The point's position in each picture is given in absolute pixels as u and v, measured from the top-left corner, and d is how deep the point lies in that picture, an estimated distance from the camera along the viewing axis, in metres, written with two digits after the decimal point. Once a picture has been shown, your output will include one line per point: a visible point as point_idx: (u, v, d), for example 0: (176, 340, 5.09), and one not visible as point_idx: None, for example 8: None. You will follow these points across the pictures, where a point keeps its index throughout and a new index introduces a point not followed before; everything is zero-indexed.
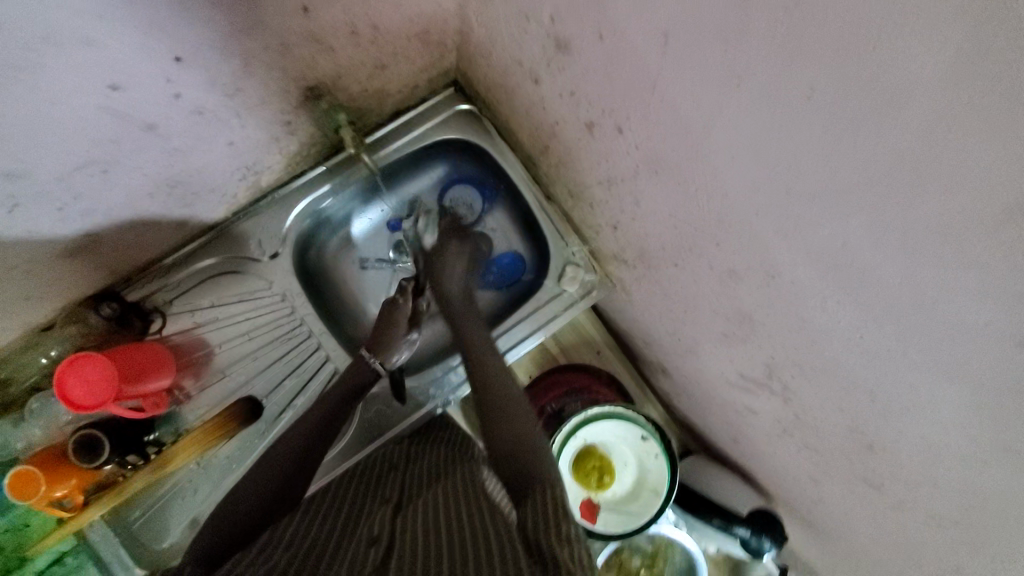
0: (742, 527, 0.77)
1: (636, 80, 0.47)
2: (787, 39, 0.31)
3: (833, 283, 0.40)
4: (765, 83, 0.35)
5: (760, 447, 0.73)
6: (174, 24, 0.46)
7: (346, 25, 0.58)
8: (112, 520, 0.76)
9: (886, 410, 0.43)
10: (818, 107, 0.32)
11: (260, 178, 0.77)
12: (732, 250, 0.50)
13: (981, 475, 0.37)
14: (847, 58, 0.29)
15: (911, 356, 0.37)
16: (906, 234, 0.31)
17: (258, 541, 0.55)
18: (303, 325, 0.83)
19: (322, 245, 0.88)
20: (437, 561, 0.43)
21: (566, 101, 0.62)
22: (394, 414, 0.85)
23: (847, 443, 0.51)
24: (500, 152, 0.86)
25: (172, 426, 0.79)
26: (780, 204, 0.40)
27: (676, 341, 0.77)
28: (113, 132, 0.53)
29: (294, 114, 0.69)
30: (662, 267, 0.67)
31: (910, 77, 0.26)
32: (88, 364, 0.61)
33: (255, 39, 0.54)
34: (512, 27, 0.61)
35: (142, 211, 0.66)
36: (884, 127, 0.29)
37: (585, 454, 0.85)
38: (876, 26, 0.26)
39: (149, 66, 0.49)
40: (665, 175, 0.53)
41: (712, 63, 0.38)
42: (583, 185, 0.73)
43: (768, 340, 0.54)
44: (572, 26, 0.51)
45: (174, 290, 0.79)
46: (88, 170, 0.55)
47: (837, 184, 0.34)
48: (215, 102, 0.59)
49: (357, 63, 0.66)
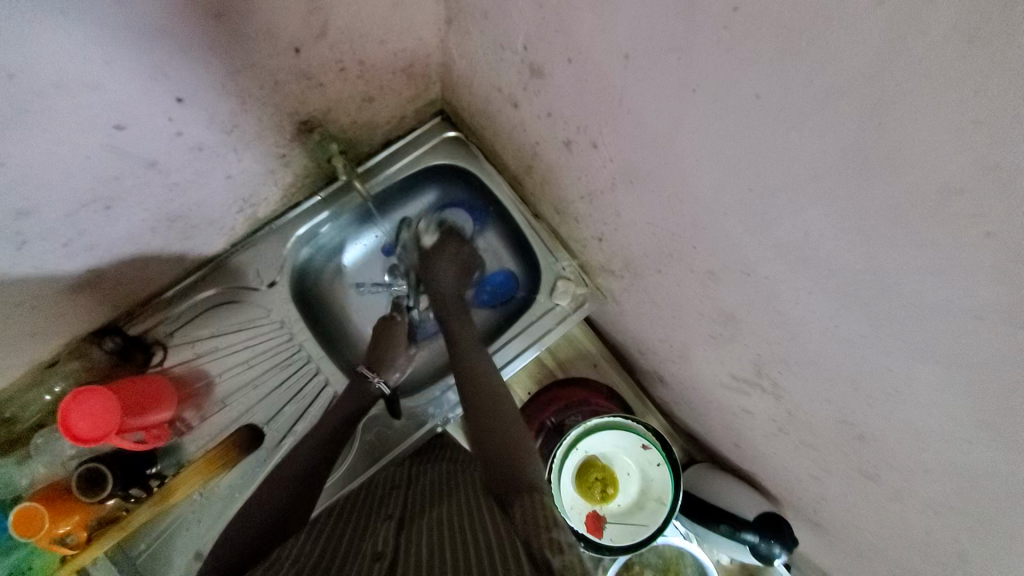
0: (750, 534, 0.76)
1: (605, 97, 0.51)
2: (732, 50, 0.34)
3: (804, 275, 0.42)
4: (718, 92, 0.38)
5: (760, 449, 0.73)
6: (174, 66, 0.50)
7: (334, 62, 0.62)
8: (117, 556, 0.75)
9: (871, 397, 0.44)
10: (767, 108, 0.35)
11: (257, 210, 0.80)
12: (709, 252, 0.52)
13: (966, 453, 0.38)
14: (785, 63, 0.32)
15: (882, 339, 0.38)
16: (861, 218, 0.33)
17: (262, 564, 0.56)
18: (302, 350, 0.84)
19: (319, 273, 0.90)
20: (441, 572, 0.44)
21: (545, 121, 0.65)
22: (395, 436, 0.85)
23: (839, 435, 0.52)
24: (487, 174, 0.89)
25: (174, 458, 0.79)
26: (745, 203, 0.43)
27: (668, 347, 0.78)
28: (116, 170, 0.56)
29: (288, 147, 0.72)
30: (648, 274, 0.69)
31: (843, 72, 0.29)
32: (92, 398, 0.63)
33: (250, 78, 0.58)
34: (490, 57, 0.65)
35: (144, 245, 0.69)
36: (825, 122, 0.32)
37: (588, 466, 0.85)
38: (804, 33, 0.30)
39: (151, 107, 0.52)
40: (641, 184, 0.56)
41: (670, 76, 0.41)
42: (567, 200, 0.76)
43: (753, 338, 0.56)
44: (543, 52, 0.55)
45: (175, 323, 0.81)
46: (92, 207, 0.57)
47: (790, 177, 0.37)
48: (213, 138, 0.62)
49: (347, 97, 0.70)
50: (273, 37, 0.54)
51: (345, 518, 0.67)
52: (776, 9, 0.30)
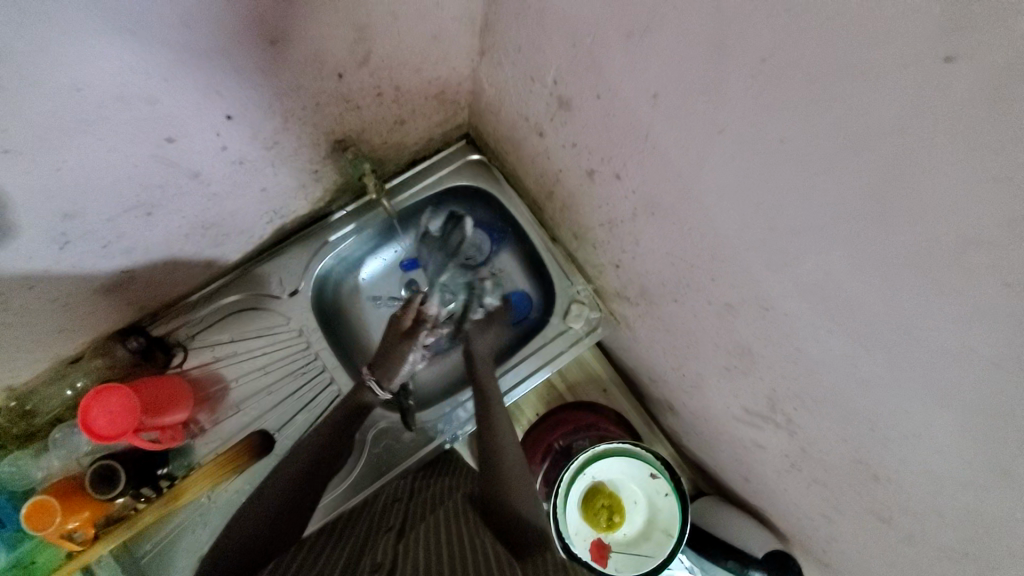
0: (757, 571, 0.75)
1: (632, 132, 0.53)
2: (761, 97, 0.36)
3: (823, 313, 0.43)
4: (745, 135, 0.39)
5: (771, 485, 0.72)
6: (226, 86, 0.53)
7: (372, 87, 0.66)
8: (122, 555, 0.75)
9: (887, 438, 0.44)
10: (792, 152, 0.36)
11: (286, 221, 0.83)
12: (726, 285, 0.53)
13: (982, 500, 0.38)
14: (811, 114, 0.33)
15: (900, 381, 0.39)
16: (881, 263, 0.34)
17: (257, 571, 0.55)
18: (317, 359, 0.86)
19: (338, 285, 0.92)
20: None
21: (570, 151, 0.67)
22: (404, 449, 0.85)
23: (854, 476, 0.52)
24: (507, 196, 0.92)
25: (187, 459, 0.81)
26: (766, 240, 0.44)
27: (681, 377, 0.78)
28: (161, 179, 0.58)
29: (320, 164, 0.75)
30: (663, 303, 0.70)
31: (867, 126, 0.30)
32: (114, 396, 0.64)
33: (294, 99, 0.61)
34: (520, 88, 0.68)
35: (177, 250, 0.71)
36: (849, 170, 0.33)
37: (595, 492, 0.84)
38: (831, 87, 0.31)
39: (201, 122, 0.55)
40: (662, 217, 0.57)
41: (699, 117, 0.43)
42: (586, 227, 0.77)
43: (768, 372, 0.56)
44: (573, 87, 0.58)
45: (197, 326, 0.83)
46: (135, 212, 0.60)
47: (814, 219, 0.38)
48: (253, 152, 0.65)
49: (380, 119, 0.73)
50: (320, 63, 0.57)
51: (343, 533, 0.66)
52: (804, 63, 0.32)
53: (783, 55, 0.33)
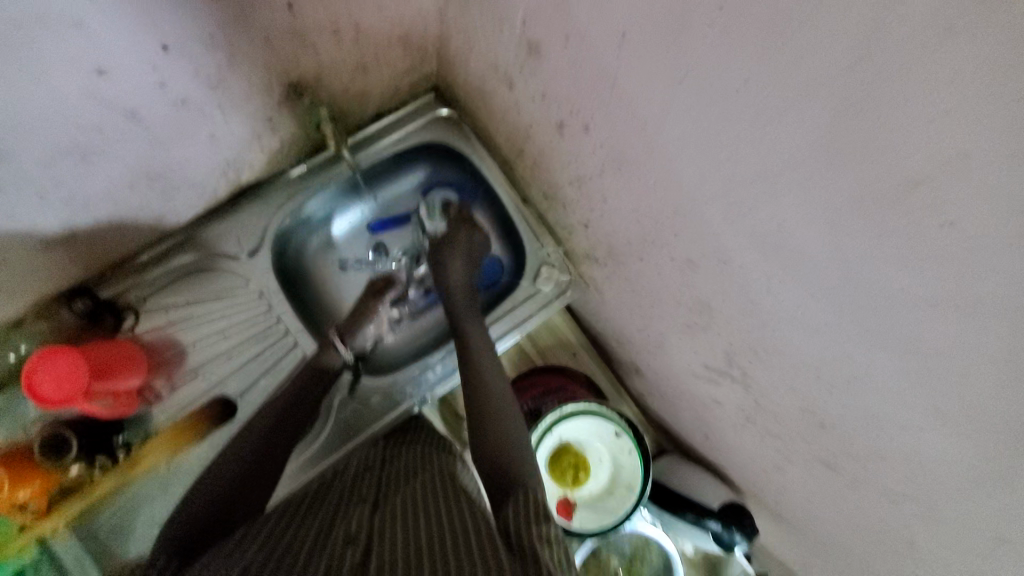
0: (713, 522, 0.78)
1: (598, 80, 0.52)
2: (723, 32, 0.35)
3: (776, 263, 0.44)
4: (707, 77, 0.39)
5: (728, 440, 0.75)
6: (162, 12, 0.49)
7: (328, 24, 0.62)
8: (75, 526, 0.72)
9: (833, 384, 0.46)
10: (751, 94, 0.36)
11: (241, 174, 0.79)
12: (688, 240, 0.54)
13: (916, 439, 0.40)
14: (771, 51, 0.33)
15: (847, 326, 0.40)
16: (832, 209, 0.35)
17: (213, 550, 0.53)
18: (280, 323, 0.83)
19: (301, 245, 0.89)
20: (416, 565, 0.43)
21: (538, 104, 0.66)
22: (371, 413, 0.85)
23: (802, 424, 0.54)
24: (478, 155, 0.89)
25: (141, 428, 0.77)
26: (726, 190, 0.44)
27: (646, 338, 0.80)
28: (96, 119, 0.54)
29: (276, 110, 0.71)
30: (630, 262, 0.70)
31: (824, 59, 0.30)
32: (60, 358, 0.61)
33: (241, 32, 0.56)
34: (488, 35, 0.65)
35: (120, 203, 0.67)
36: (805, 109, 0.33)
37: (561, 451, 0.86)
38: (793, 18, 0.31)
39: (135, 54, 0.51)
40: (627, 171, 0.57)
41: (663, 59, 0.42)
42: (555, 186, 0.77)
43: (725, 326, 0.57)
44: (541, 31, 0.56)
45: (149, 288, 0.79)
46: (68, 156, 0.55)
47: (770, 165, 0.38)
48: (198, 94, 0.60)
49: (339, 63, 0.69)
50: None
51: (313, 501, 0.65)
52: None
53: None
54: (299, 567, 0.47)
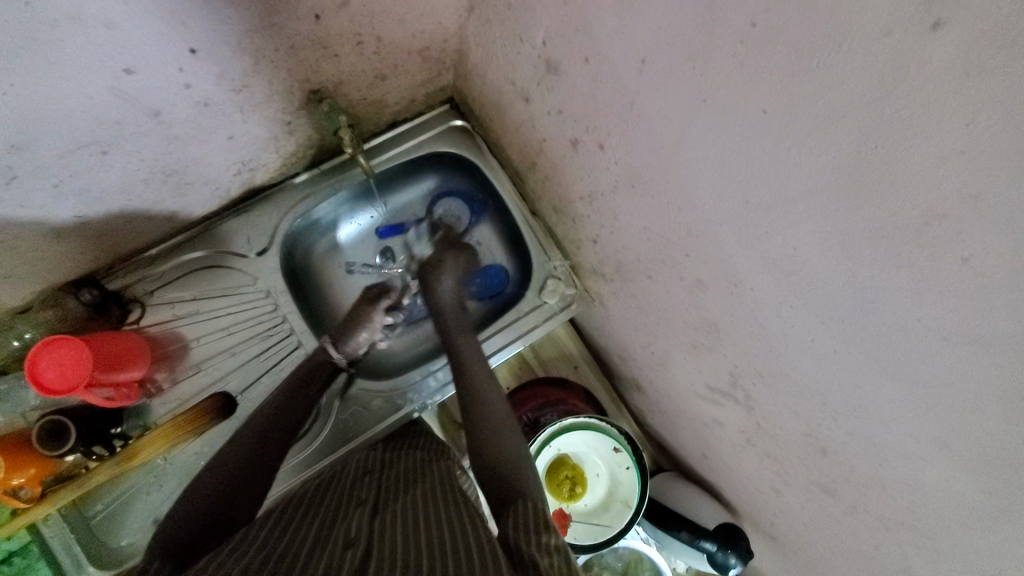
0: (708, 542, 0.77)
1: (617, 100, 0.52)
2: (747, 63, 0.36)
3: (788, 289, 0.44)
4: (728, 104, 0.39)
5: (727, 461, 0.75)
6: (192, 17, 0.50)
7: (352, 35, 0.63)
8: (69, 513, 0.73)
9: (837, 412, 0.46)
10: (772, 124, 0.37)
11: (255, 174, 0.80)
12: (698, 261, 0.55)
13: (919, 472, 0.40)
14: (794, 84, 0.34)
15: (854, 356, 0.41)
16: (848, 238, 0.35)
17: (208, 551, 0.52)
18: (285, 322, 0.83)
19: (309, 247, 0.90)
20: (415, 568, 0.43)
21: (554, 119, 0.67)
22: (370, 417, 0.85)
23: (804, 450, 0.54)
24: (490, 166, 0.90)
25: (141, 420, 0.78)
26: (740, 215, 0.45)
27: (649, 355, 0.80)
28: (119, 114, 0.55)
29: (294, 114, 0.72)
30: (637, 279, 0.71)
31: (848, 95, 0.31)
32: (63, 347, 0.61)
33: (266, 38, 0.57)
34: (508, 49, 0.66)
35: (135, 196, 0.67)
36: (825, 142, 0.34)
37: (559, 463, 0.86)
38: (817, 55, 0.31)
39: (162, 55, 0.51)
40: (641, 189, 0.58)
41: (685, 83, 0.43)
42: (566, 200, 0.77)
43: (731, 347, 0.58)
44: (562, 49, 0.57)
45: (157, 282, 0.79)
46: (89, 149, 0.56)
47: (787, 193, 0.39)
48: (220, 95, 0.61)
49: (359, 72, 0.70)
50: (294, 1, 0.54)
51: (311, 502, 0.65)
52: (792, 28, 0.32)
53: (770, 20, 0.33)
54: (297, 567, 0.47)
